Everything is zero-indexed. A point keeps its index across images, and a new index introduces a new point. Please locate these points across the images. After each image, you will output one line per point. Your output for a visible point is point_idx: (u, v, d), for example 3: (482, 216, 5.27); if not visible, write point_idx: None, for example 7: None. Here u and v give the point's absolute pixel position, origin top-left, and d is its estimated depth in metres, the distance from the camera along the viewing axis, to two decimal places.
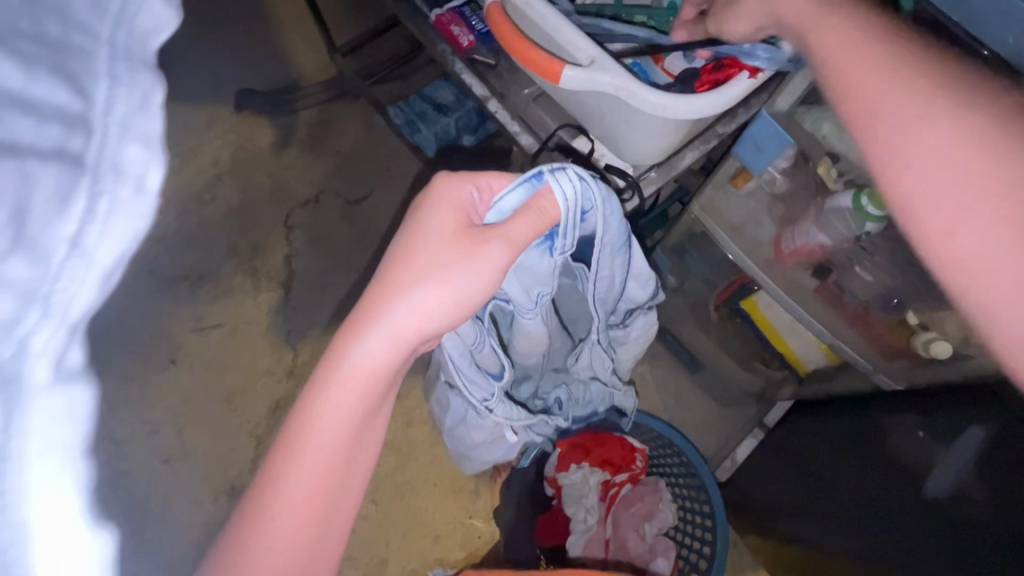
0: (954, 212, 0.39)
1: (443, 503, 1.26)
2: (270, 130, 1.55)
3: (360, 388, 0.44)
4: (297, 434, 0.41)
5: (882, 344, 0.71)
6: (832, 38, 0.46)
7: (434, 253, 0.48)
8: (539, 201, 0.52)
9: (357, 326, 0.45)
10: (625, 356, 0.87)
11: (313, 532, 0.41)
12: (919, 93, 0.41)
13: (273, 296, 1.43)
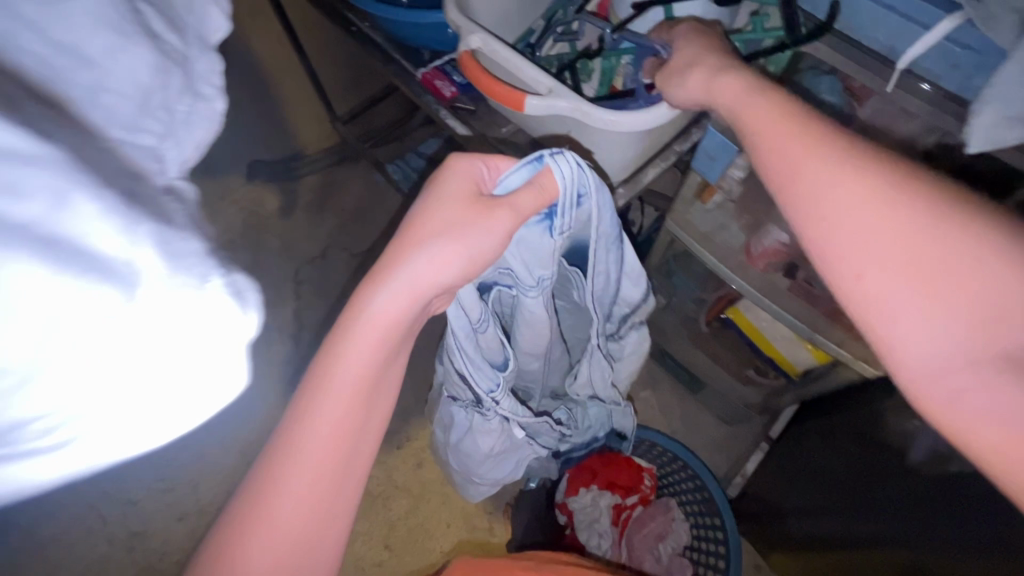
0: (894, 310, 0.44)
1: (456, 542, 1.26)
2: (278, 196, 1.69)
3: (379, 332, 0.51)
4: (325, 369, 0.49)
5: (855, 334, 0.75)
6: (787, 147, 0.50)
7: (447, 216, 0.56)
8: (542, 177, 0.57)
9: (379, 277, 0.53)
10: (623, 370, 0.93)
11: (336, 463, 0.48)
12: (869, 208, 0.45)
13: (284, 348, 1.49)
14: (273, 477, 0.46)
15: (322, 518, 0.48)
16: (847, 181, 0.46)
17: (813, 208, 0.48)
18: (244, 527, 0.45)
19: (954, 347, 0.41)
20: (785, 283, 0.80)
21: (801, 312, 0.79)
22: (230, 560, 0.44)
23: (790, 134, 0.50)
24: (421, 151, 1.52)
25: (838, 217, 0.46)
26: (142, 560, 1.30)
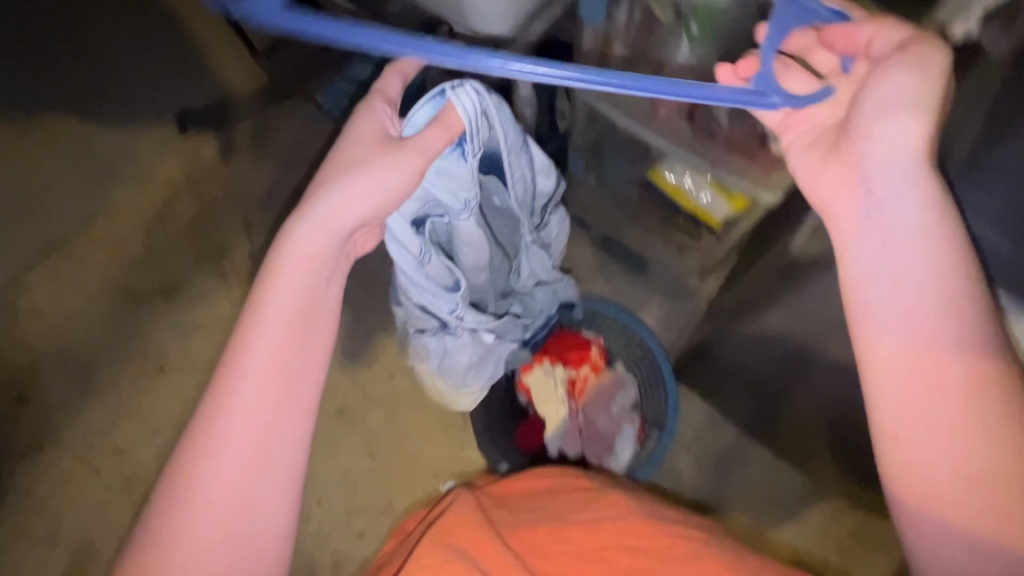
0: (936, 461, 0.60)
1: (434, 441, 1.33)
2: (213, 142, 1.64)
3: (302, 262, 0.64)
4: (261, 289, 0.62)
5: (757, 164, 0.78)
6: (896, 318, 0.62)
7: (355, 153, 0.69)
8: (446, 115, 0.70)
9: (298, 216, 0.66)
10: (556, 254, 1.06)
11: (280, 369, 0.61)
12: (941, 392, 0.60)
13: (245, 289, 1.52)
14: (227, 380, 0.60)
15: (276, 414, 0.60)
16: (947, 386, 0.60)
17: (896, 384, 0.62)
18: (211, 417, 0.59)
19: (984, 513, 0.58)
20: (688, 123, 0.83)
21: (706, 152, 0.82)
22: (204, 447, 0.59)
23: (912, 310, 0.62)
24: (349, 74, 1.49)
25: (910, 378, 0.61)
26: (141, 500, 1.37)
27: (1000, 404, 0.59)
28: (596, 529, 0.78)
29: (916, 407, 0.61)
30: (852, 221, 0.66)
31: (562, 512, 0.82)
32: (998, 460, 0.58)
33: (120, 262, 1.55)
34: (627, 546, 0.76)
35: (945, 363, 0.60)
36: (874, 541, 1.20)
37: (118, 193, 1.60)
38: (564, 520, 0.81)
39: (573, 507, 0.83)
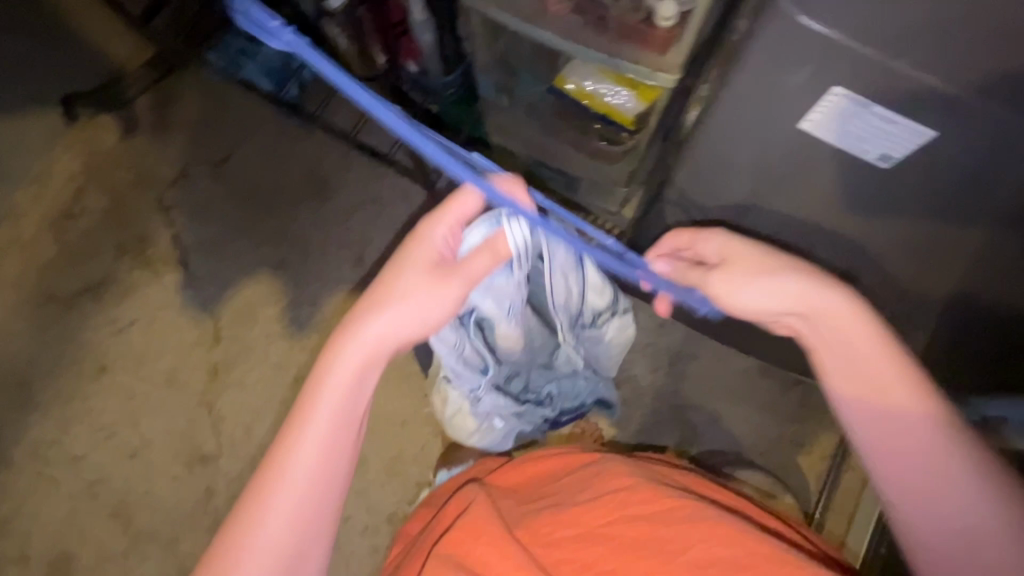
0: (923, 522, 0.67)
1: (396, 391, 1.33)
2: (111, 125, 1.53)
3: (353, 365, 0.68)
4: (314, 394, 0.67)
5: (652, 44, 0.76)
6: (887, 401, 0.69)
7: (409, 277, 0.70)
8: (496, 241, 0.73)
9: (352, 331, 0.68)
10: (602, 352, 1.12)
11: (318, 480, 0.65)
12: (932, 460, 0.66)
13: (175, 275, 1.45)
14: (278, 468, 0.64)
15: (310, 517, 0.65)
16: (940, 457, 0.66)
17: (893, 457, 0.69)
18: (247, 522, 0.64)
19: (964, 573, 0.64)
20: (580, 19, 0.80)
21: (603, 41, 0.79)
22: (246, 525, 0.63)
23: (893, 397, 0.69)
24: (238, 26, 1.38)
25: (903, 452, 0.68)
26: (110, 501, 1.35)
27: (982, 482, 0.65)
28: (604, 507, 0.69)
29: (902, 464, 0.68)
30: (829, 328, 0.73)
31: (568, 497, 0.74)
32: (973, 500, 0.64)
33: (35, 268, 1.45)
34: (635, 518, 0.68)
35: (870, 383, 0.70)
36: (821, 410, 1.28)
37: (16, 194, 1.49)
38: (569, 503, 0.72)
39: (584, 490, 0.74)
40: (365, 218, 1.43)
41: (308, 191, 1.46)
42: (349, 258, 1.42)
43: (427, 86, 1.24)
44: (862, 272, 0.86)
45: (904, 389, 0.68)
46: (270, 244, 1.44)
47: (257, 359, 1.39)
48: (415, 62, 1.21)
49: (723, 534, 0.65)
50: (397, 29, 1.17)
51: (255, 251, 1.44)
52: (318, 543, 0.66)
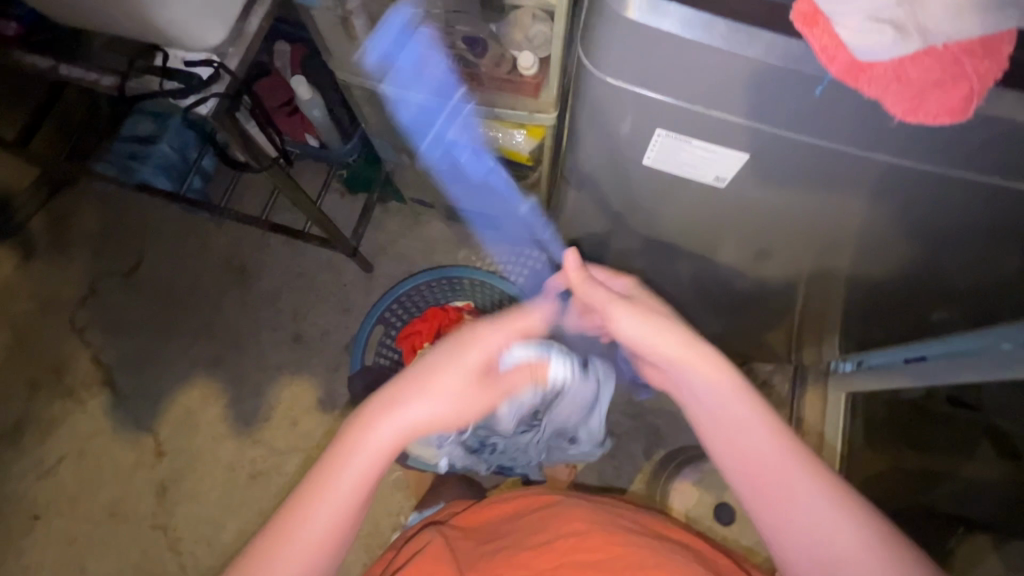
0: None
1: None
2: (6, 256, 1.45)
3: (383, 449, 0.60)
4: (342, 457, 0.59)
5: (525, 91, 0.80)
6: (784, 468, 0.61)
7: (459, 378, 0.62)
8: (533, 364, 0.73)
9: (395, 406, 0.60)
10: (563, 456, 1.14)
11: (318, 554, 0.59)
12: (831, 522, 0.58)
13: (101, 397, 1.36)
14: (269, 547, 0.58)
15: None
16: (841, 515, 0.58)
17: (777, 518, 0.60)
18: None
19: None
20: (453, 77, 0.83)
21: (479, 95, 0.83)
22: None
23: (790, 461, 0.61)
24: (125, 134, 1.29)
25: (790, 510, 0.60)
26: None
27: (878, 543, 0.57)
28: (547, 551, 0.64)
29: (795, 523, 0.59)
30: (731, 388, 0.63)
31: (521, 537, 0.69)
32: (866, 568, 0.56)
33: None
34: (584, 564, 0.62)
35: (729, 424, 0.63)
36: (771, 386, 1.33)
37: None
38: (519, 547, 0.67)
39: (529, 534, 0.69)
40: (294, 295, 1.41)
41: (229, 281, 1.42)
42: (285, 339, 1.38)
43: (330, 157, 1.24)
44: (770, 270, 0.87)
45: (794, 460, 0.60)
46: (200, 343, 1.39)
47: (207, 465, 1.32)
48: (314, 136, 1.21)
49: None
50: (285, 109, 1.18)
51: (185, 354, 1.39)
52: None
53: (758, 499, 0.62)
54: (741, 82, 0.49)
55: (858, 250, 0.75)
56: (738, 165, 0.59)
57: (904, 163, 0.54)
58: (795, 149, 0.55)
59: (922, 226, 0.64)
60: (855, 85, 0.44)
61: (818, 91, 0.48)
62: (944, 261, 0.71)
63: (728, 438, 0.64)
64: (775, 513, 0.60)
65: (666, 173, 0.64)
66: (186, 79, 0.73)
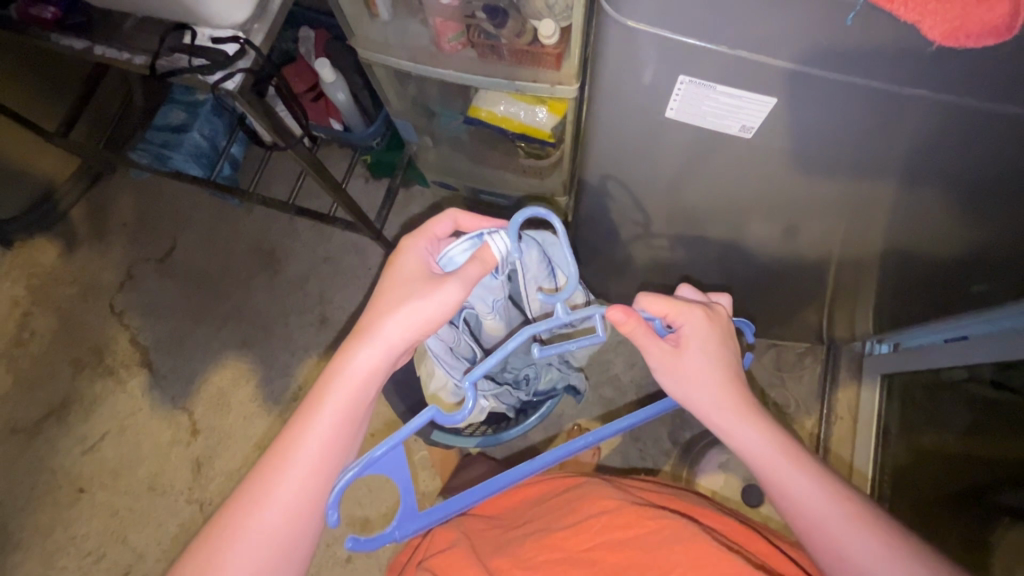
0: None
1: (385, 444, 1.30)
2: (49, 244, 1.51)
3: (351, 384, 0.60)
4: (325, 382, 0.59)
5: (546, 63, 0.80)
6: (801, 469, 0.61)
7: (406, 289, 0.62)
8: (481, 251, 0.61)
9: (365, 325, 0.61)
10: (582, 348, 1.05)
11: (313, 484, 0.58)
12: (852, 521, 0.58)
13: (139, 377, 1.42)
14: (246, 501, 0.57)
15: (292, 538, 0.57)
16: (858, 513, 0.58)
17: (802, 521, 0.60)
18: (235, 517, 0.56)
19: None
20: (474, 51, 0.83)
21: (498, 68, 0.83)
22: (203, 553, 0.56)
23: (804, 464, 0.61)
24: (158, 123, 1.33)
25: (818, 512, 0.59)
26: None
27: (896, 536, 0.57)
28: (582, 530, 0.62)
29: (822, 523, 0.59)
30: (747, 399, 0.64)
31: (550, 522, 0.67)
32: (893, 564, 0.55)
33: None
34: (616, 543, 0.60)
35: (749, 442, 0.63)
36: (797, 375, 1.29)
37: None
38: (551, 528, 0.65)
39: (561, 514, 0.67)
40: (320, 279, 1.43)
41: (258, 265, 1.46)
42: (313, 321, 1.41)
43: (353, 141, 1.25)
44: (797, 242, 0.85)
45: (808, 464, 0.61)
46: (231, 325, 1.43)
47: (238, 443, 1.36)
48: (338, 120, 1.22)
49: (709, 556, 0.54)
50: (310, 95, 1.18)
51: (217, 336, 1.43)
52: (297, 556, 0.58)
53: (800, 518, 0.60)
54: (771, 17, 0.47)
55: (895, 219, 0.72)
56: (765, 112, 0.57)
57: (945, 107, 0.52)
58: (828, 92, 0.53)
59: (965, 186, 0.61)
60: (889, 7, 0.43)
61: (850, 21, 0.45)
62: (989, 226, 0.67)
63: (779, 476, 0.61)
64: (806, 516, 0.60)
65: (691, 127, 0.63)
66: (211, 54, 0.74)
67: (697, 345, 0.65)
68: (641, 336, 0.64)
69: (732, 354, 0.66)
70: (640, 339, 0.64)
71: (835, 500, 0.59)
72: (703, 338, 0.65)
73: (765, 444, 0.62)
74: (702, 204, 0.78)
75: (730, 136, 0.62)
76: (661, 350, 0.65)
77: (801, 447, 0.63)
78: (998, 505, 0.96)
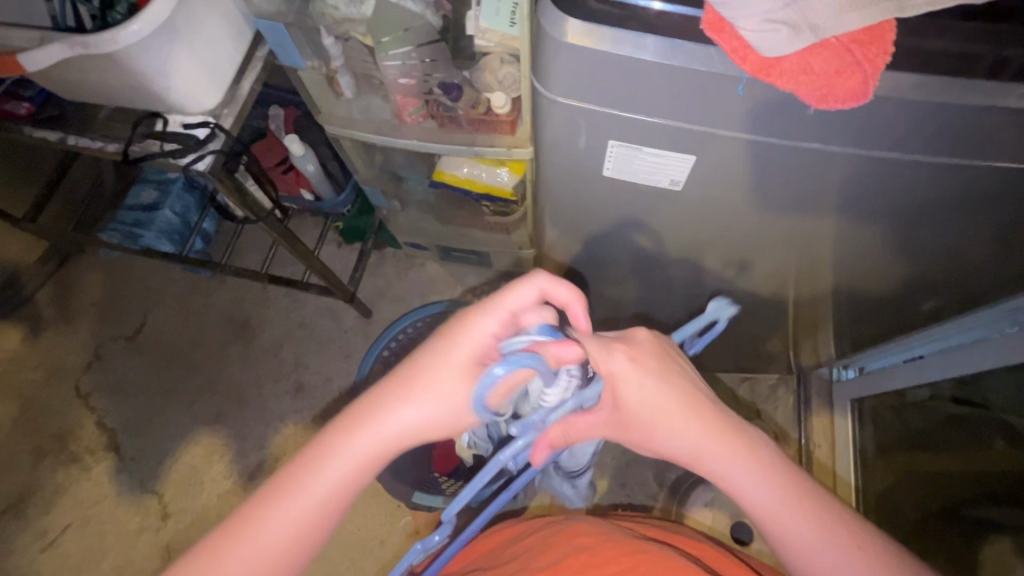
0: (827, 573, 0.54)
1: (365, 513, 1.26)
2: (13, 330, 1.48)
3: (373, 444, 0.54)
4: (353, 429, 0.54)
5: (501, 130, 0.86)
6: (771, 483, 0.55)
7: (450, 368, 0.55)
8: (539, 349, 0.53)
9: (405, 390, 0.55)
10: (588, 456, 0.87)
11: (302, 539, 0.53)
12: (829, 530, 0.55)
13: (105, 461, 1.36)
14: (228, 540, 0.51)
15: None
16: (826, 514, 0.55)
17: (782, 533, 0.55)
18: (210, 559, 0.50)
19: None
20: (434, 121, 0.89)
21: (457, 137, 0.88)
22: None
23: (774, 477, 0.55)
24: (129, 203, 1.35)
25: (789, 520, 0.55)
26: None
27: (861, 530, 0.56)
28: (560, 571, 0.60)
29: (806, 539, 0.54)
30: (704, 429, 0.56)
31: (528, 561, 0.65)
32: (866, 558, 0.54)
33: None
34: None
35: (718, 465, 0.56)
36: None
37: None
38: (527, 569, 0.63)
39: (538, 553, 0.65)
40: (295, 345, 1.43)
41: (231, 336, 1.45)
42: (290, 390, 1.40)
43: (325, 210, 1.28)
44: (749, 278, 0.90)
45: (778, 477, 0.55)
46: (204, 399, 1.40)
47: (212, 526, 1.30)
48: (308, 190, 1.26)
49: None
50: (281, 167, 1.23)
51: (189, 412, 1.39)
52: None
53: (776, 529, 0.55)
54: (677, 92, 0.53)
55: (833, 251, 0.77)
56: (690, 167, 0.63)
57: (848, 156, 0.58)
58: (739, 150, 0.59)
59: (885, 217, 0.67)
60: (767, 80, 0.48)
61: (739, 91, 0.52)
62: (911, 253, 0.74)
63: (755, 495, 0.55)
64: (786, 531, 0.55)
65: (630, 183, 0.68)
66: (182, 139, 0.78)
67: (629, 388, 0.57)
68: (573, 430, 0.59)
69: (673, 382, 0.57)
70: (579, 425, 0.59)
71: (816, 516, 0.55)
72: (634, 377, 0.56)
73: (731, 470, 0.56)
74: (655, 247, 0.83)
75: (661, 190, 0.68)
76: (599, 412, 0.59)
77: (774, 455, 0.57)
78: (981, 521, 0.98)
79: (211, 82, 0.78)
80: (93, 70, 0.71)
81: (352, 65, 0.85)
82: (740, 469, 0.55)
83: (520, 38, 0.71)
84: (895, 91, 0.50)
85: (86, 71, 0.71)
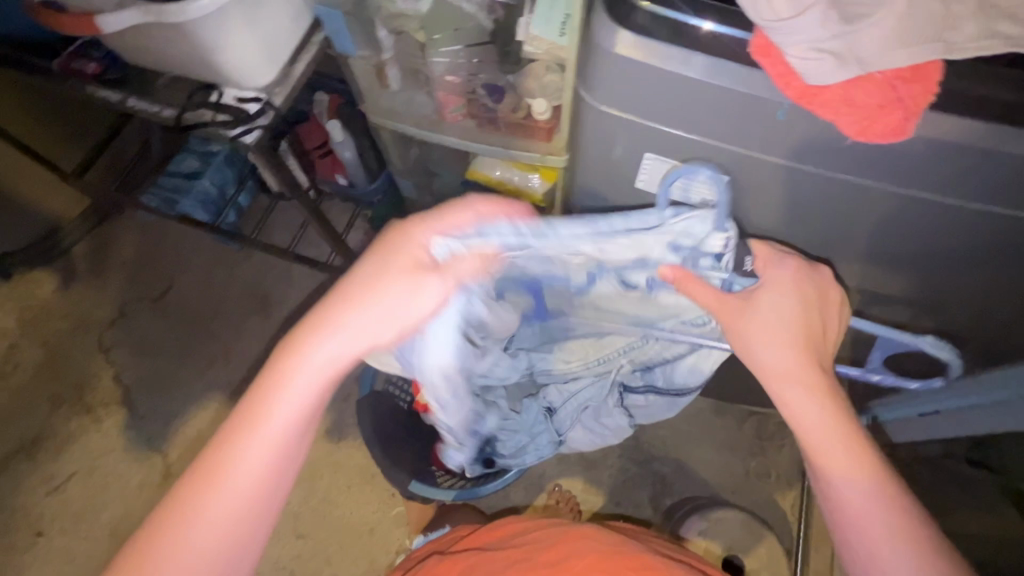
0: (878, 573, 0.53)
1: (359, 497, 1.27)
2: (48, 279, 1.54)
3: (313, 375, 0.53)
4: (281, 369, 0.52)
5: (538, 135, 0.87)
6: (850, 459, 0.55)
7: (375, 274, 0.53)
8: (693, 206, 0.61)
9: (324, 322, 0.53)
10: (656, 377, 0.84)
11: (268, 482, 0.53)
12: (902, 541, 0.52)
13: (117, 415, 1.40)
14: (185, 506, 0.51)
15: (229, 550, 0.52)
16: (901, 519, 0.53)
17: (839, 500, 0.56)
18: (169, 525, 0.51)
19: None
20: (473, 121, 0.90)
21: (494, 139, 0.90)
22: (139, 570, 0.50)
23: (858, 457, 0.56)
24: (171, 170, 1.39)
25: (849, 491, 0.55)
26: None
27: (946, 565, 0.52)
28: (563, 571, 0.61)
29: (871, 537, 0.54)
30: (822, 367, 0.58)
31: (529, 552, 0.65)
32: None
33: None
34: None
35: (807, 421, 0.56)
36: (776, 438, 1.32)
37: None
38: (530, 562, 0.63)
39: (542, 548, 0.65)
40: None
41: (252, 308, 1.48)
42: None
43: (356, 196, 1.31)
44: None
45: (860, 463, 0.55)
46: (218, 367, 1.44)
47: None
48: (344, 175, 1.29)
49: None
50: (320, 150, 1.27)
51: (203, 377, 1.43)
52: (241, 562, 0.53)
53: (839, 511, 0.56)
54: (717, 113, 0.54)
55: (858, 292, 0.76)
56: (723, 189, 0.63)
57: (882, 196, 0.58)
58: (771, 179, 0.59)
59: (914, 263, 0.66)
60: (807, 108, 0.49)
61: (780, 116, 0.53)
62: (940, 302, 0.72)
63: (829, 460, 0.56)
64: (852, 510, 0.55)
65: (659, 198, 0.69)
66: (234, 112, 0.81)
67: (773, 295, 0.58)
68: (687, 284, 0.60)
69: (825, 324, 0.58)
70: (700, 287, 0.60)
71: (894, 532, 0.53)
72: (784, 288, 0.58)
73: (821, 432, 0.56)
74: None
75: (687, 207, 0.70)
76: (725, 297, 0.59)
77: (867, 447, 0.56)
78: None
79: (267, 60, 0.81)
80: (160, 37, 0.74)
81: (402, 58, 0.88)
82: (817, 419, 0.56)
83: (568, 49, 0.72)
84: (935, 136, 0.51)
85: (153, 38, 0.75)
